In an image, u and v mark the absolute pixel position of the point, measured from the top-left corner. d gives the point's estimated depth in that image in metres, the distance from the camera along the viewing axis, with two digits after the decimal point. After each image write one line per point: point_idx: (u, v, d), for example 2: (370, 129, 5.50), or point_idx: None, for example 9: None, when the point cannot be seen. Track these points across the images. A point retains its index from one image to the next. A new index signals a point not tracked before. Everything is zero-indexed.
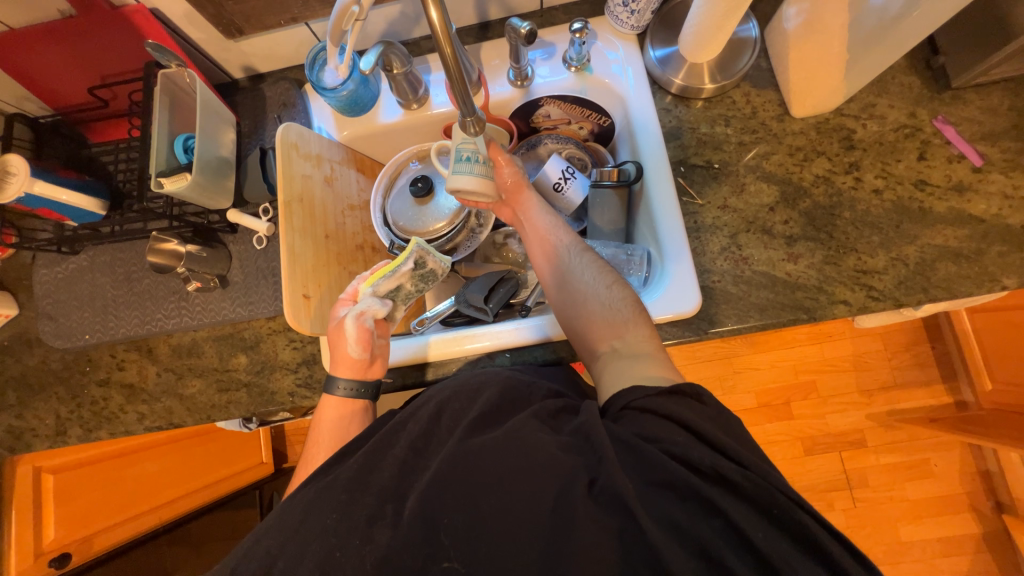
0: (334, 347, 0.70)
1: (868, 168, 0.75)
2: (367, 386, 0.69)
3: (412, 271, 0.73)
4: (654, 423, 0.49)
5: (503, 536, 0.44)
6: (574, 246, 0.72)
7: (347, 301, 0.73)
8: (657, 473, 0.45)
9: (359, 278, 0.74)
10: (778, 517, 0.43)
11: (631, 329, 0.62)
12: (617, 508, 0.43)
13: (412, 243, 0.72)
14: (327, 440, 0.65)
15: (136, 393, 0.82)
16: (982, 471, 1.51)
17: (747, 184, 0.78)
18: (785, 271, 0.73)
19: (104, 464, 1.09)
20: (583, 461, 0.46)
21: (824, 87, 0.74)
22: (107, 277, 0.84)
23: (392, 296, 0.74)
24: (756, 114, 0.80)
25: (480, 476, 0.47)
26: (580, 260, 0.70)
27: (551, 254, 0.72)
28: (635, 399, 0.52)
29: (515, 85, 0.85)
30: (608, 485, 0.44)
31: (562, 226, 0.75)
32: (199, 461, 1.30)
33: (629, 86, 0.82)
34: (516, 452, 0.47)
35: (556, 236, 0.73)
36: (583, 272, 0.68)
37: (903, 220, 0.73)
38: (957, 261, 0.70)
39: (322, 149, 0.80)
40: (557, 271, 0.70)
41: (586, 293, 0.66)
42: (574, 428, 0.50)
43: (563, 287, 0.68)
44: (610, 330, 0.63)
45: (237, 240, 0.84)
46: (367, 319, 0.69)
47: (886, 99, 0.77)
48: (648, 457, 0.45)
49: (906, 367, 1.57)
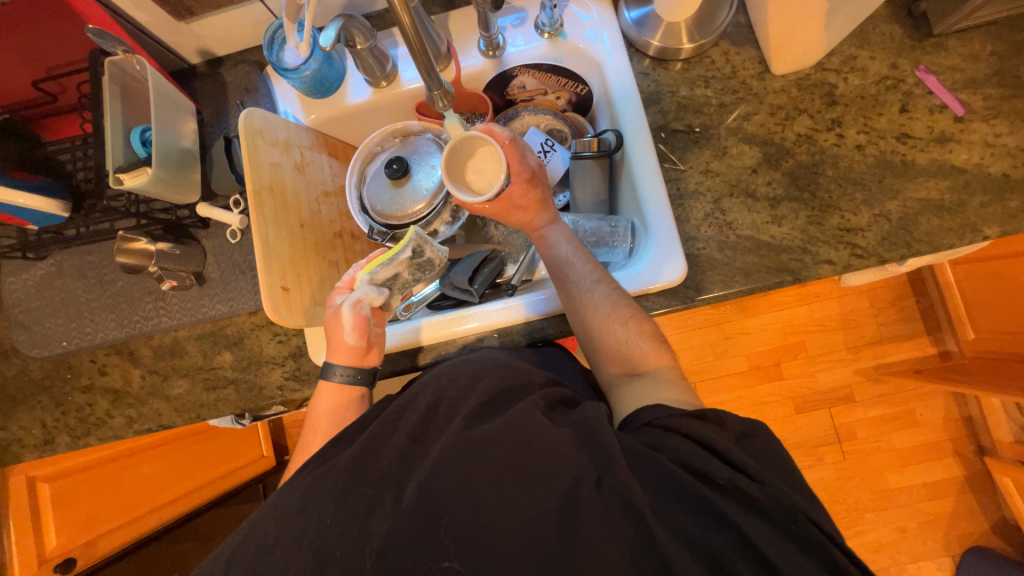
0: (331, 333, 0.68)
1: (850, 124, 0.74)
2: (364, 372, 0.68)
3: (409, 261, 0.73)
4: (676, 441, 0.49)
5: (507, 537, 0.43)
6: (592, 277, 0.68)
7: (344, 290, 0.72)
8: (669, 482, 0.45)
9: (356, 267, 0.74)
10: (794, 532, 0.43)
11: (647, 361, 0.63)
12: (626, 510, 0.43)
13: (411, 231, 0.71)
14: (323, 427, 0.65)
15: (121, 397, 0.81)
16: (964, 418, 1.57)
17: (728, 147, 0.76)
18: (769, 235, 0.73)
19: (101, 468, 1.09)
20: (590, 458, 0.46)
21: (804, 39, 0.72)
22: (78, 281, 0.81)
23: (389, 285, 0.73)
24: (736, 73, 0.78)
25: (481, 467, 0.46)
26: (596, 293, 0.67)
27: (565, 287, 0.69)
28: (659, 416, 0.52)
29: (486, 55, 0.81)
30: (618, 487, 0.44)
31: (576, 254, 0.71)
32: (198, 459, 1.29)
33: (605, 51, 0.79)
34: (521, 447, 0.47)
35: (570, 266, 0.70)
36: (599, 306, 0.66)
37: (885, 174, 0.72)
38: (939, 214, 0.70)
39: (290, 134, 0.76)
40: (571, 302, 0.68)
41: (603, 327, 0.64)
42: (574, 421, 0.51)
43: (578, 319, 0.67)
44: (626, 359, 0.64)
45: (210, 234, 0.81)
46: (363, 307, 0.68)
47: (867, 50, 0.75)
48: (660, 466, 0.46)
49: (892, 322, 1.60)
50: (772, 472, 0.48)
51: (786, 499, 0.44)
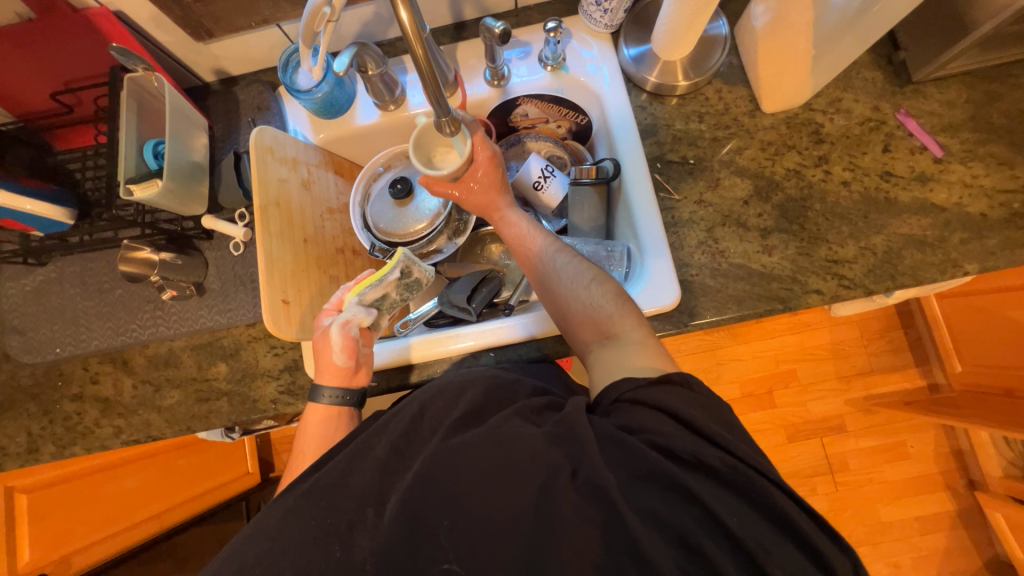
0: (319, 354, 0.69)
1: (836, 161, 0.78)
2: (352, 394, 0.68)
3: (397, 281, 0.73)
4: (644, 415, 0.48)
5: (484, 530, 0.44)
6: (552, 246, 0.72)
7: (332, 311, 0.73)
8: (640, 464, 0.44)
9: (345, 287, 0.74)
10: (751, 495, 0.44)
11: (615, 321, 0.62)
12: (600, 500, 0.43)
13: (399, 252, 0.71)
14: (312, 447, 0.64)
15: (111, 406, 0.80)
16: (954, 450, 1.57)
17: (721, 178, 0.79)
18: (760, 264, 0.75)
19: (83, 479, 1.06)
20: (566, 452, 0.46)
21: (792, 82, 0.76)
22: (77, 288, 0.82)
23: (377, 305, 0.73)
24: (728, 110, 0.82)
25: (462, 469, 0.46)
26: (558, 261, 0.69)
27: (531, 262, 0.72)
28: (625, 390, 0.52)
29: (492, 84, 0.85)
30: (592, 478, 0.44)
31: (539, 229, 0.75)
32: (181, 475, 1.26)
33: (605, 84, 0.83)
34: (499, 447, 0.47)
35: (532, 240, 0.74)
36: (561, 272, 0.68)
37: (870, 210, 0.75)
38: (921, 249, 0.73)
39: (299, 152, 0.79)
40: (538, 277, 0.70)
41: (568, 293, 0.66)
42: (556, 419, 0.50)
43: (544, 289, 0.69)
44: (595, 323, 0.63)
45: (213, 246, 0.82)
46: (352, 328, 0.69)
47: (851, 94, 0.79)
48: (632, 449, 0.45)
49: (881, 353, 1.63)
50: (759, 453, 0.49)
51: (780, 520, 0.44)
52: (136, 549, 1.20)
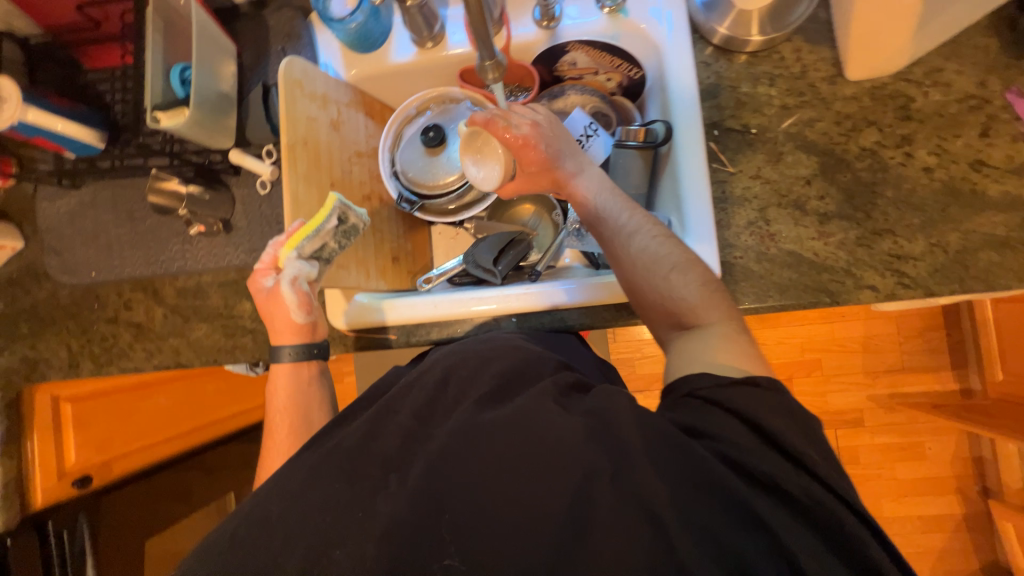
0: (273, 315, 0.67)
1: (922, 142, 0.68)
2: (317, 347, 0.69)
3: (335, 230, 0.66)
4: (723, 421, 0.45)
5: (518, 528, 0.41)
6: (631, 225, 0.64)
7: (268, 269, 0.68)
8: (704, 475, 0.41)
9: (275, 242, 0.68)
10: (827, 527, 0.40)
11: (701, 311, 0.58)
12: (642, 512, 0.40)
13: (331, 199, 0.64)
14: (283, 408, 0.65)
15: (144, 332, 0.83)
16: (974, 458, 1.53)
17: (784, 153, 0.71)
18: (812, 252, 0.69)
19: (122, 395, 1.13)
20: (605, 453, 0.43)
21: (888, 44, 0.66)
22: (110, 214, 0.82)
23: (320, 257, 0.68)
24: (805, 74, 0.72)
25: (492, 452, 0.45)
26: (641, 238, 0.63)
27: (607, 237, 0.65)
28: (702, 386, 0.49)
29: (541, 25, 0.77)
30: (633, 484, 0.41)
31: (615, 203, 0.66)
32: (208, 399, 1.33)
33: (667, 32, 0.74)
34: (534, 435, 0.45)
35: (607, 219, 0.65)
36: (644, 252, 0.62)
37: (950, 204, 0.67)
38: (1002, 251, 0.65)
39: (328, 89, 0.75)
40: (615, 254, 0.64)
41: (649, 277, 0.61)
42: (586, 408, 0.48)
43: (622, 274, 0.63)
44: (676, 312, 0.59)
45: (240, 182, 0.80)
46: (302, 284, 0.66)
47: (956, 64, 0.69)
48: (693, 455, 0.42)
49: (916, 352, 1.55)
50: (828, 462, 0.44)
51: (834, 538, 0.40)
52: (164, 463, 1.28)
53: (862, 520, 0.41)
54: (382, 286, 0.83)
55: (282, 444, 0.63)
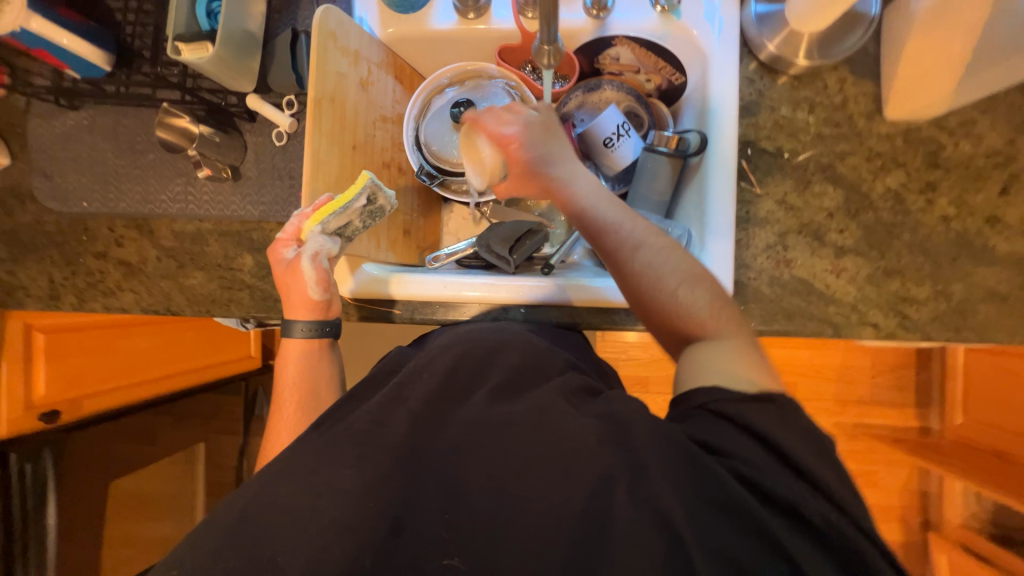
0: (290, 288, 0.65)
1: (944, 191, 0.70)
2: (329, 326, 0.67)
3: (362, 210, 0.65)
4: (726, 433, 0.45)
5: (539, 527, 0.43)
6: (640, 237, 0.58)
7: (291, 241, 0.66)
8: (716, 492, 0.41)
9: (300, 213, 0.65)
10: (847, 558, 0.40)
11: (714, 323, 0.54)
12: (659, 525, 0.41)
13: (364, 177, 0.63)
14: (293, 385, 0.64)
15: (133, 272, 0.79)
16: (920, 492, 1.61)
17: (812, 182, 0.72)
18: (824, 283, 0.70)
19: (98, 331, 1.08)
20: (622, 459, 0.44)
21: (933, 89, 0.66)
22: (109, 142, 0.77)
23: (343, 234, 0.66)
24: (845, 106, 0.72)
25: (508, 446, 0.47)
26: (648, 253, 0.57)
27: (612, 249, 0.59)
28: (711, 400, 0.48)
29: (590, 14, 0.74)
30: (650, 497, 0.42)
31: (622, 212, 0.60)
32: (188, 346, 1.29)
33: (716, 41, 0.72)
34: (548, 435, 0.46)
35: (614, 230, 0.58)
36: (651, 268, 0.56)
37: (961, 254, 0.69)
38: (1000, 306, 0.68)
39: (361, 45, 0.71)
40: (620, 269, 0.58)
41: (657, 292, 0.56)
42: (601, 412, 0.49)
43: (628, 289, 0.58)
44: (687, 327, 0.55)
45: (254, 130, 0.76)
46: (323, 260, 0.64)
47: (990, 118, 0.69)
48: (714, 473, 0.42)
49: (887, 387, 1.61)
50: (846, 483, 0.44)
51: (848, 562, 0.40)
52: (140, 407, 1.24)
53: (872, 542, 0.41)
54: (390, 259, 0.81)
55: (290, 419, 0.63)
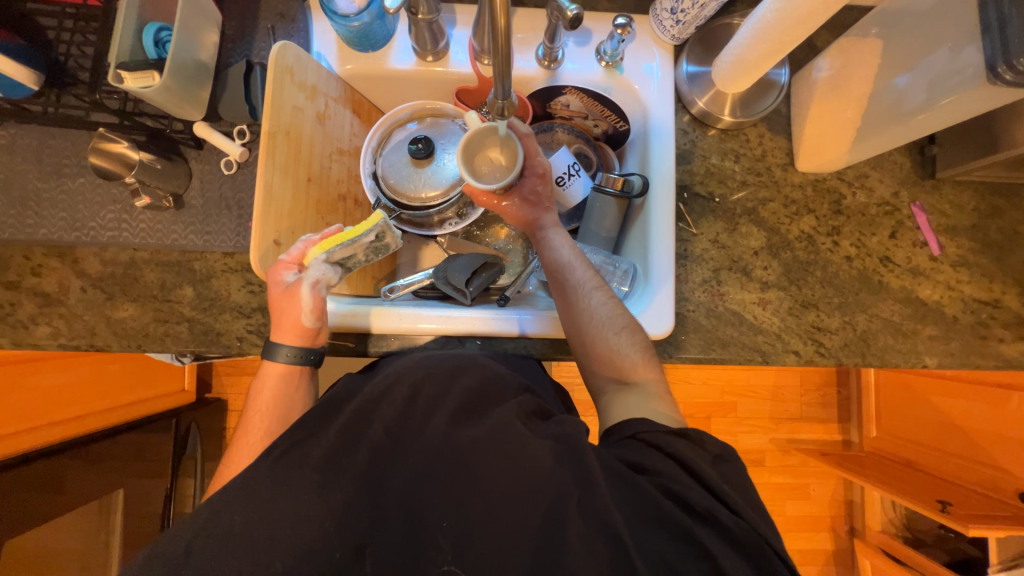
0: (281, 312, 0.62)
1: (846, 235, 0.80)
2: (313, 353, 0.65)
3: (368, 244, 0.67)
4: (658, 459, 0.49)
5: (493, 544, 0.44)
6: (590, 281, 0.68)
7: (292, 265, 0.64)
8: (649, 507, 0.45)
9: (306, 239, 0.65)
10: (761, 565, 0.43)
11: (638, 371, 0.63)
12: (607, 536, 0.43)
13: (377, 215, 0.66)
14: (266, 410, 0.61)
15: (52, 305, 0.72)
16: (846, 500, 1.76)
17: (739, 224, 0.80)
18: (753, 314, 0.78)
19: (11, 367, 0.97)
20: (573, 477, 0.46)
21: (833, 147, 0.76)
22: (31, 164, 0.72)
23: (343, 264, 0.67)
24: (764, 158, 0.82)
25: (467, 471, 0.47)
26: (594, 299, 0.67)
27: (562, 288, 0.69)
28: (643, 430, 0.52)
29: (542, 64, 0.80)
30: (597, 510, 0.44)
31: (577, 258, 0.71)
32: (111, 381, 1.20)
33: (655, 95, 0.80)
34: (506, 457, 0.47)
35: (570, 270, 0.70)
36: (594, 311, 0.66)
37: (862, 289, 0.79)
38: (895, 334, 0.78)
39: (319, 80, 0.72)
40: (566, 306, 0.68)
41: (597, 334, 0.65)
42: (555, 433, 0.50)
43: (574, 324, 0.67)
44: (618, 368, 0.64)
45: (201, 157, 0.74)
46: (322, 288, 0.62)
47: (878, 173, 0.81)
48: (641, 489, 0.46)
49: (812, 404, 1.76)
50: (750, 505, 0.48)
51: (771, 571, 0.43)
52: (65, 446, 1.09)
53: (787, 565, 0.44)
54: (344, 291, 0.80)
55: (254, 445, 0.59)
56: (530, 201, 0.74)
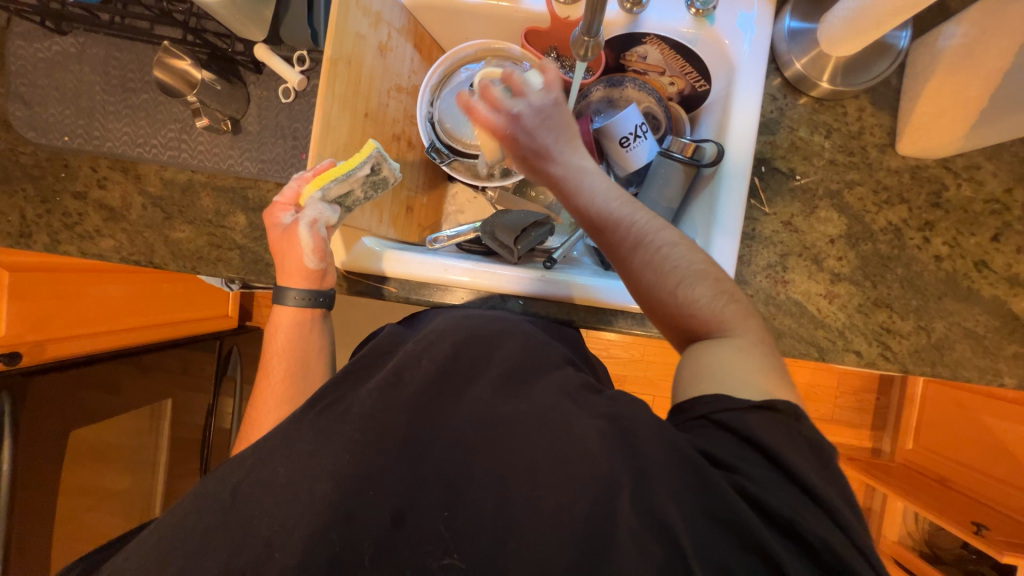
0: (285, 255, 0.63)
1: (941, 231, 0.72)
2: (323, 296, 0.66)
3: (365, 179, 0.63)
4: (729, 445, 0.44)
5: (536, 533, 0.42)
6: (648, 226, 0.56)
7: (288, 206, 0.64)
8: (720, 506, 0.40)
9: (299, 177, 0.63)
10: None
11: (721, 322, 0.52)
12: (660, 534, 0.40)
13: (370, 146, 0.61)
14: (284, 351, 0.64)
15: (116, 218, 0.74)
16: (864, 507, 1.72)
17: (818, 208, 0.73)
18: (816, 307, 0.72)
19: (74, 274, 1.05)
20: (627, 465, 0.43)
21: (949, 129, 0.66)
22: (98, 75, 0.73)
23: (342, 203, 0.64)
24: (861, 135, 0.73)
25: (512, 448, 0.46)
26: (655, 244, 0.55)
27: (613, 239, 0.56)
28: (719, 409, 0.46)
29: (624, 7, 0.72)
30: (652, 506, 0.41)
31: (626, 200, 0.58)
32: (163, 299, 1.28)
33: (745, 53, 0.71)
34: (552, 435, 0.46)
35: (621, 221, 0.56)
36: (657, 259, 0.55)
37: (947, 293, 0.71)
38: (976, 347, 0.71)
39: (384, 7, 0.68)
40: (621, 260, 0.57)
41: (660, 288, 0.54)
42: (607, 413, 0.48)
43: (633, 281, 0.56)
44: (696, 321, 0.53)
45: (260, 83, 0.73)
46: (320, 228, 0.62)
47: (993, 165, 0.71)
48: (713, 483, 0.41)
49: (847, 408, 1.68)
50: None
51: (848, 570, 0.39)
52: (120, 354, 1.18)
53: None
54: (390, 235, 0.79)
55: (276, 386, 0.62)
56: (533, 157, 0.60)
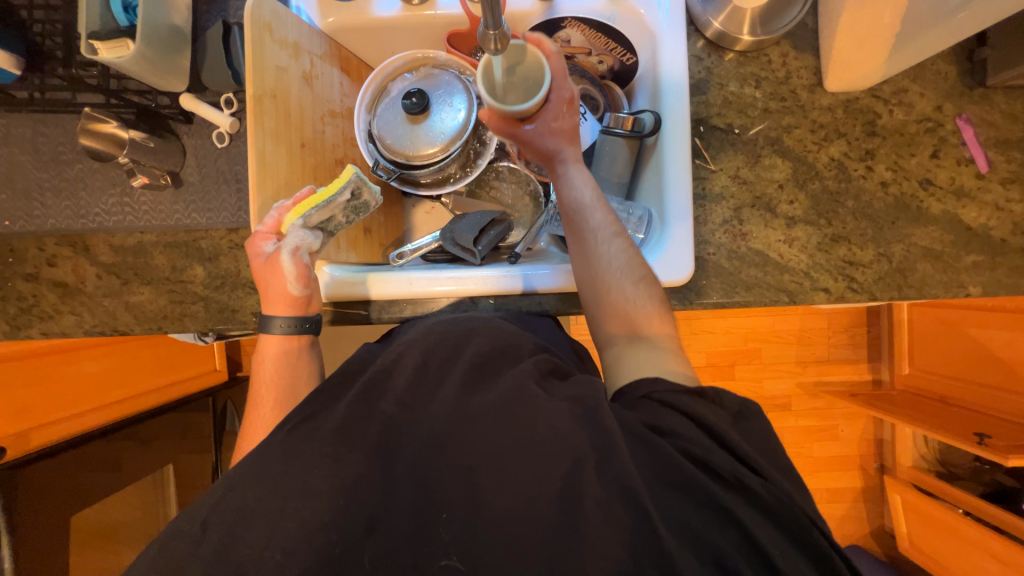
0: (269, 283, 0.62)
1: (882, 158, 0.73)
2: (309, 321, 0.65)
3: (345, 204, 0.64)
4: (674, 420, 0.47)
5: (512, 520, 0.43)
6: (610, 227, 0.64)
7: (269, 234, 0.63)
8: (673, 472, 0.43)
9: (279, 206, 0.63)
10: (792, 530, 0.42)
11: (652, 327, 0.60)
12: (628, 502, 0.42)
13: (349, 171, 0.62)
14: (271, 379, 0.63)
15: (72, 294, 0.73)
16: (876, 439, 1.74)
17: (762, 156, 0.74)
18: (778, 253, 0.73)
19: (48, 357, 1.02)
20: (592, 440, 0.45)
21: (867, 58, 0.69)
22: (27, 153, 0.72)
23: (322, 228, 0.65)
24: (788, 80, 0.75)
25: (480, 441, 0.46)
26: (611, 246, 0.63)
27: (577, 233, 0.65)
28: (658, 390, 0.50)
29: None
30: (617, 476, 0.43)
31: (597, 201, 0.66)
32: (145, 364, 1.24)
33: (663, 20, 0.73)
34: (520, 419, 0.47)
35: (589, 213, 0.65)
36: (612, 260, 0.62)
37: (899, 217, 0.73)
38: (936, 264, 0.72)
39: (301, 36, 0.68)
40: (582, 251, 0.64)
41: (613, 284, 0.62)
42: (570, 394, 0.50)
43: (590, 271, 0.63)
44: (631, 321, 0.60)
45: (193, 132, 0.72)
46: (304, 254, 0.61)
47: (919, 86, 0.73)
48: (661, 450, 0.44)
49: (841, 345, 1.71)
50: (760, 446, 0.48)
51: (787, 500, 0.43)
52: (111, 428, 1.14)
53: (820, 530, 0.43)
54: (351, 259, 0.79)
55: (267, 416, 0.61)
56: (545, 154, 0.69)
